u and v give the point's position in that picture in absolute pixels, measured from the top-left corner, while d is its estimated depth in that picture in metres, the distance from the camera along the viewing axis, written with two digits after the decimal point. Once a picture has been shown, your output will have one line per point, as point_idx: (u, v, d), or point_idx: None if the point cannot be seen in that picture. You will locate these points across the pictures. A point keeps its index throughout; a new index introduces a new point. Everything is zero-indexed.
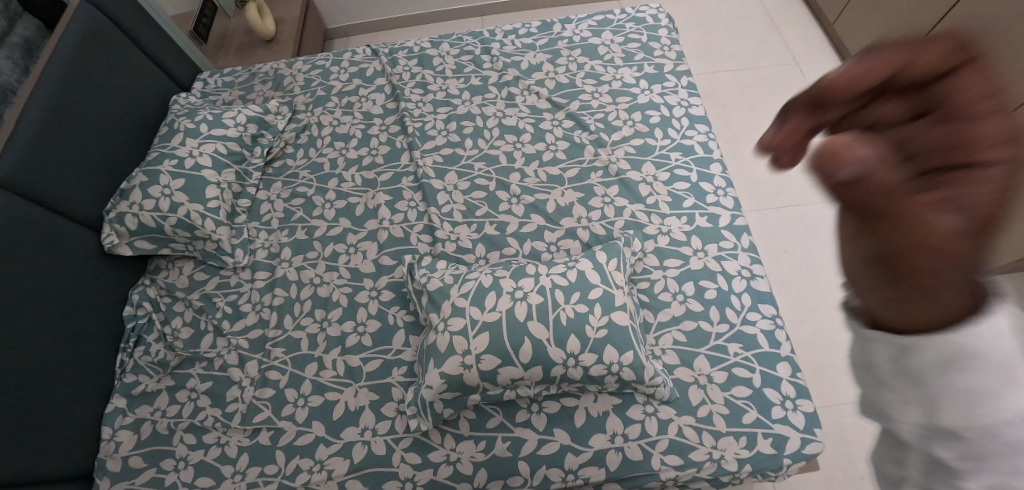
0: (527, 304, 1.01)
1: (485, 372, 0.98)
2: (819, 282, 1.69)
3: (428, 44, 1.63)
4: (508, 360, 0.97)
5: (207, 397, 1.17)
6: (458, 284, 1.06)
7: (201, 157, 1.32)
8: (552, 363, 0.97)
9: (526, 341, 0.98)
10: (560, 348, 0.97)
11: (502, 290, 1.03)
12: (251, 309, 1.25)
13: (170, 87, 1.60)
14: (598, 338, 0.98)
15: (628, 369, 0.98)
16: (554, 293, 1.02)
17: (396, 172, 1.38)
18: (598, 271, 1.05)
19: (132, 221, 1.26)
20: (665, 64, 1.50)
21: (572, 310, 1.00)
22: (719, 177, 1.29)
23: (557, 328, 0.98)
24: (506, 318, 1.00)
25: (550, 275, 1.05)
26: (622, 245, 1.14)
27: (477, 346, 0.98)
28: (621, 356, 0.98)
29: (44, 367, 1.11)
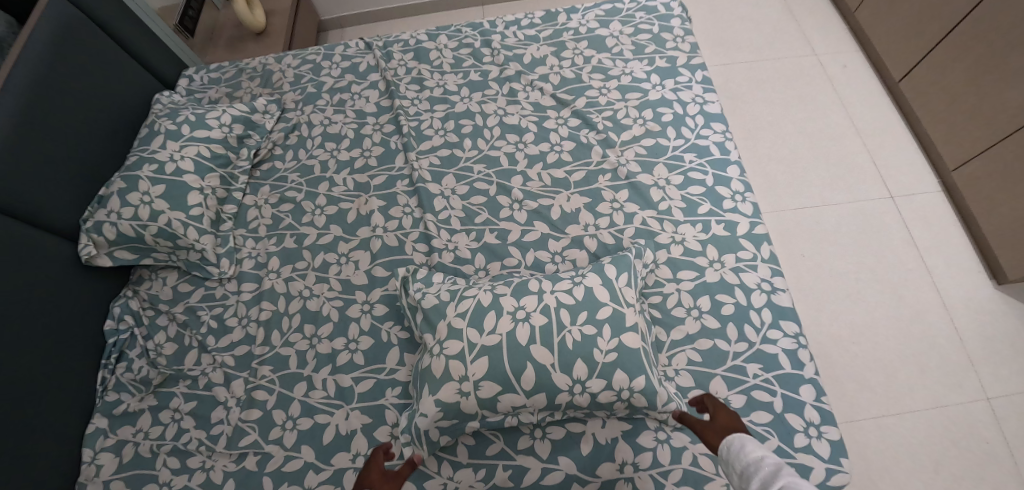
0: (530, 326, 0.93)
1: (485, 400, 0.91)
2: (838, 289, 1.61)
3: (424, 37, 1.53)
4: (509, 387, 0.90)
5: (192, 418, 1.11)
6: (455, 302, 0.98)
7: (183, 162, 1.24)
8: (557, 391, 0.90)
9: (529, 366, 0.90)
10: (566, 374, 0.90)
11: (503, 309, 0.95)
12: (237, 323, 1.18)
13: (154, 84, 1.52)
14: (607, 363, 0.91)
15: (639, 396, 0.91)
16: (559, 313, 0.94)
17: (390, 175, 1.29)
18: (606, 288, 0.97)
19: (109, 231, 1.18)
20: (678, 57, 1.39)
21: (578, 332, 0.92)
22: (737, 180, 1.20)
23: (563, 352, 0.91)
24: (506, 341, 0.92)
25: (555, 293, 0.97)
26: (633, 257, 1.05)
27: (476, 371, 0.91)
28: (632, 382, 0.90)
29: (20, 390, 1.04)
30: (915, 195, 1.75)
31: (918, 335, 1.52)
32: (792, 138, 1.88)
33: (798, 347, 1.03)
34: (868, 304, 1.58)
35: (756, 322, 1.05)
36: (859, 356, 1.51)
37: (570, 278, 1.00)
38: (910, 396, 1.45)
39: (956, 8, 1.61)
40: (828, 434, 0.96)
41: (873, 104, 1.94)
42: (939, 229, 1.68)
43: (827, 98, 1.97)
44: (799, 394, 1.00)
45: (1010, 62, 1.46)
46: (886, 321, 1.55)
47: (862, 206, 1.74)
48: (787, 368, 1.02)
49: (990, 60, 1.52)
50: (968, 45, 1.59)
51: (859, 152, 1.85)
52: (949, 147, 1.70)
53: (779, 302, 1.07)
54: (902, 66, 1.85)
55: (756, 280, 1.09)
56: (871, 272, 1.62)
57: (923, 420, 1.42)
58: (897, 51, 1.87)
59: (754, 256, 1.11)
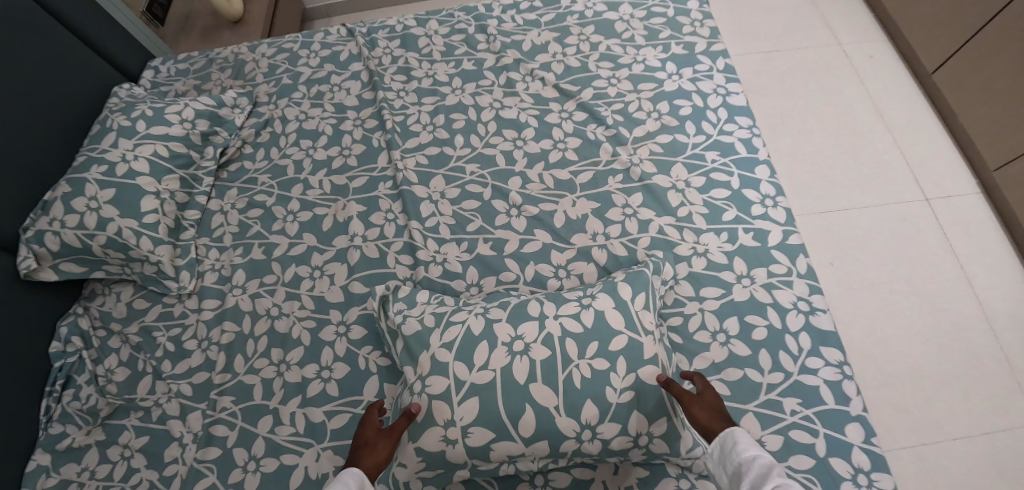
0: (530, 360, 0.79)
1: (476, 448, 0.76)
2: (872, 300, 1.45)
3: (413, 22, 1.38)
4: (504, 433, 0.76)
5: (143, 456, 0.97)
6: (441, 330, 0.83)
7: (137, 162, 1.09)
8: (562, 438, 0.76)
9: (528, 409, 0.76)
10: (572, 418, 0.76)
11: (498, 339, 0.81)
12: (197, 347, 1.03)
13: (114, 75, 1.38)
14: (622, 404, 0.76)
15: (659, 441, 0.78)
16: (565, 345, 0.80)
17: (372, 176, 1.15)
18: (620, 312, 0.82)
19: (52, 241, 1.04)
20: (696, 43, 1.24)
21: (588, 367, 0.78)
22: (766, 183, 1.05)
23: (569, 392, 0.77)
24: (501, 379, 0.78)
25: (559, 319, 0.82)
26: (650, 272, 0.90)
27: (466, 414, 0.77)
28: (650, 426, 0.77)
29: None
30: (951, 196, 1.60)
31: (960, 353, 1.37)
32: (817, 134, 1.73)
33: (843, 378, 0.88)
34: (905, 318, 1.42)
35: (793, 348, 0.91)
36: (896, 376, 1.35)
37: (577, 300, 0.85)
38: (953, 422, 1.29)
39: None
40: (881, 483, 0.81)
41: (904, 98, 1.79)
42: (979, 234, 1.54)
43: (854, 90, 1.81)
44: (845, 434, 0.85)
45: None
46: (926, 337, 1.40)
47: (895, 209, 1.59)
48: (830, 403, 0.87)
49: None
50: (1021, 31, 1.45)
51: (890, 149, 1.69)
52: (994, 143, 1.57)
53: (819, 325, 0.92)
54: (938, 56, 1.71)
55: (791, 298, 0.94)
56: (907, 282, 1.47)
57: (970, 450, 1.26)
58: (933, 40, 1.73)
59: (789, 271, 0.96)
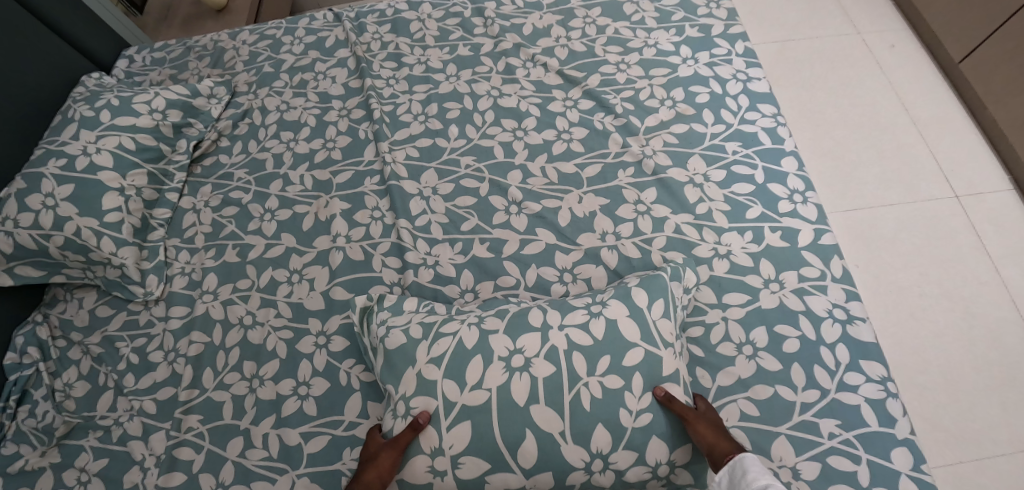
0: (531, 378, 0.69)
1: (470, 478, 0.68)
2: (901, 305, 1.34)
3: (404, 6, 1.29)
4: (501, 463, 0.67)
5: (100, 482, 0.87)
6: (429, 343, 0.74)
7: (99, 156, 0.99)
8: (569, 469, 0.67)
9: (528, 433, 0.67)
10: (579, 446, 0.67)
11: (495, 354, 0.71)
12: (163, 359, 0.93)
13: (84, 64, 1.28)
14: (637, 429, 0.67)
15: (681, 472, 0.70)
16: (572, 359, 0.70)
17: (357, 171, 1.04)
18: (635, 322, 0.72)
19: (3, 243, 0.94)
20: (712, 25, 1.14)
21: (597, 384, 0.68)
22: (794, 176, 0.95)
23: (575, 415, 0.67)
24: (497, 400, 0.68)
25: (564, 330, 0.72)
26: (669, 279, 0.80)
27: (456, 439, 0.68)
28: (672, 455, 0.68)
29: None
30: (982, 194, 1.49)
31: (999, 362, 1.26)
32: (837, 127, 1.61)
33: (887, 396, 0.78)
34: (937, 325, 1.31)
35: (830, 363, 0.80)
36: (929, 388, 1.24)
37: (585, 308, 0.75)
38: (994, 437, 1.18)
39: None
40: None
41: (927, 90, 1.68)
42: (1013, 234, 1.43)
43: (875, 81, 1.70)
44: (891, 460, 0.74)
45: None
46: (960, 346, 1.28)
47: (922, 207, 1.47)
48: (874, 425, 0.76)
49: None
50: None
51: (915, 143, 1.58)
52: None
53: (858, 336, 0.82)
54: (964, 45, 1.61)
55: (826, 305, 0.84)
56: (938, 285, 1.36)
57: (1016, 469, 1.15)
58: (957, 29, 1.62)
59: (822, 274, 0.86)
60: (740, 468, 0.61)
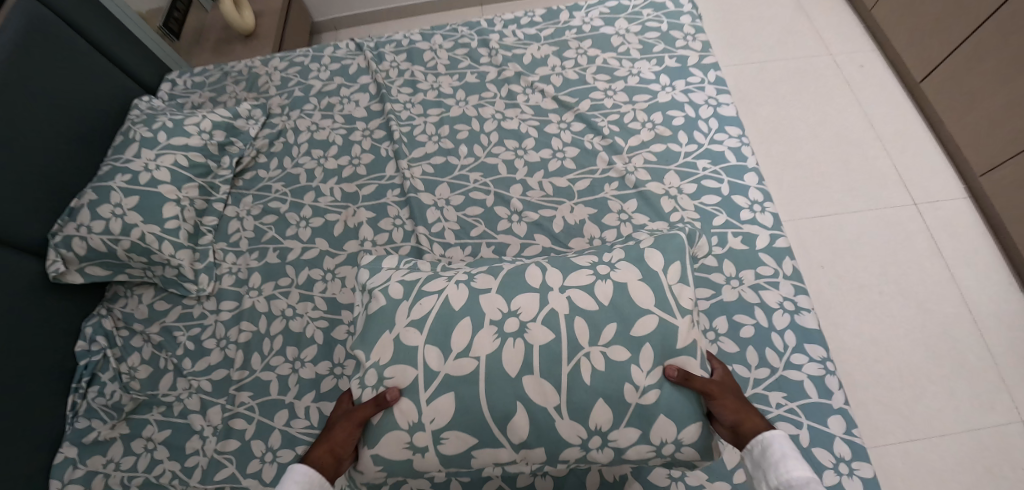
0: (526, 345, 0.79)
1: (463, 450, 0.78)
2: (862, 302, 1.49)
3: (418, 37, 1.45)
4: (494, 440, 0.78)
5: (165, 449, 1.04)
6: (412, 304, 0.85)
7: (159, 172, 1.15)
8: (566, 445, 0.77)
9: (519, 405, 0.77)
10: (576, 422, 0.77)
11: (486, 318, 0.82)
12: (216, 345, 1.10)
13: (132, 88, 1.44)
14: (642, 405, 0.77)
15: (686, 450, 0.78)
16: (574, 324, 0.80)
17: (380, 184, 1.21)
18: (651, 290, 0.82)
19: (79, 246, 1.10)
20: (689, 56, 1.30)
21: (600, 355, 0.78)
22: (755, 189, 1.11)
23: (573, 390, 0.77)
24: (486, 367, 0.79)
25: (567, 291, 0.83)
26: (684, 240, 0.90)
27: (441, 413, 0.78)
28: (679, 434, 0.77)
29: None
30: (939, 201, 1.64)
31: (945, 352, 1.41)
32: (809, 143, 1.77)
33: (826, 373, 0.94)
34: (893, 319, 1.46)
35: (779, 346, 0.96)
36: (884, 376, 1.39)
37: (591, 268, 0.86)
38: (937, 419, 1.33)
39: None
40: (861, 471, 0.87)
41: (893, 107, 1.82)
42: (964, 238, 1.58)
43: (844, 99, 1.86)
44: (828, 425, 0.90)
45: None
46: (913, 337, 1.44)
47: (884, 214, 1.63)
48: (814, 397, 0.92)
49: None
50: (1000, 39, 1.48)
51: (880, 156, 1.73)
52: (975, 150, 1.60)
53: (804, 323, 0.98)
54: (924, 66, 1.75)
55: (778, 298, 1.00)
56: (894, 283, 1.51)
57: (952, 446, 1.30)
58: (919, 50, 1.76)
59: (775, 272, 1.02)
60: (768, 447, 0.69)
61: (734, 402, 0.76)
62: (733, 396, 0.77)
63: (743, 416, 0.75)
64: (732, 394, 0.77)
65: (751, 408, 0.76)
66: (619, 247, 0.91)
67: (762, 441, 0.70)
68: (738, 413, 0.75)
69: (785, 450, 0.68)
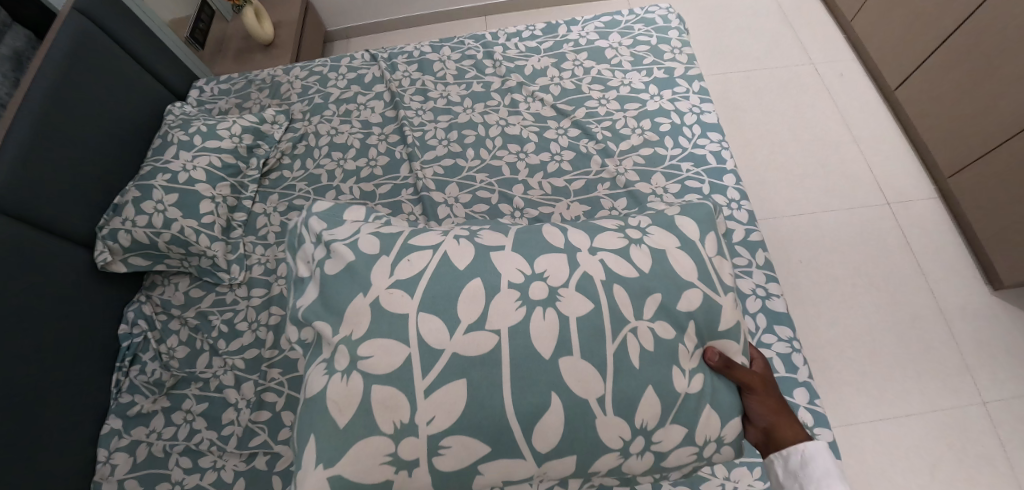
0: (560, 315, 0.77)
1: (466, 463, 0.73)
2: (838, 295, 1.56)
3: (428, 49, 1.58)
4: (512, 450, 0.73)
5: (203, 419, 1.16)
6: (396, 260, 0.83)
7: (196, 172, 1.28)
8: (604, 450, 0.75)
9: (554, 398, 0.73)
10: (621, 419, 0.74)
11: (504, 281, 0.80)
12: (248, 327, 1.23)
13: (166, 95, 1.56)
14: (691, 393, 0.77)
15: (726, 450, 0.80)
16: (613, 290, 0.79)
17: (395, 184, 1.33)
18: (693, 261, 0.83)
19: (125, 238, 1.22)
20: (676, 67, 1.43)
21: (647, 331, 0.78)
22: (733, 189, 1.23)
23: (620, 377, 0.75)
24: (508, 344, 0.75)
25: (600, 255, 0.83)
26: (713, 210, 0.94)
27: (443, 413, 0.73)
28: (722, 432, 0.79)
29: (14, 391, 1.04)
30: (911, 201, 1.68)
31: (918, 341, 1.47)
32: (788, 146, 1.83)
33: (792, 351, 1.06)
34: (866, 311, 1.53)
35: (751, 327, 1.09)
36: (860, 360, 1.46)
37: (621, 232, 0.87)
38: (911, 400, 1.40)
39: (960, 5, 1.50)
40: (822, 436, 0.98)
41: (867, 111, 1.86)
42: (933, 236, 1.62)
43: (821, 104, 1.90)
44: (794, 397, 1.02)
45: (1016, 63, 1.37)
46: (886, 327, 1.50)
47: (858, 213, 1.68)
48: (781, 371, 1.04)
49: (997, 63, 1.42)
50: (968, 42, 1.49)
51: (856, 159, 1.78)
52: (944, 152, 1.62)
53: (774, 308, 1.10)
54: (898, 72, 1.76)
55: (751, 286, 1.12)
56: (869, 279, 1.57)
57: (922, 425, 1.37)
58: (891, 55, 1.78)
59: (750, 263, 1.15)
60: (805, 458, 0.79)
61: (772, 401, 0.83)
62: (772, 396, 0.83)
63: (780, 417, 0.82)
64: (772, 393, 0.83)
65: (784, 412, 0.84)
66: (647, 216, 0.92)
67: (801, 449, 0.79)
68: (775, 412, 0.82)
69: (818, 461, 0.78)
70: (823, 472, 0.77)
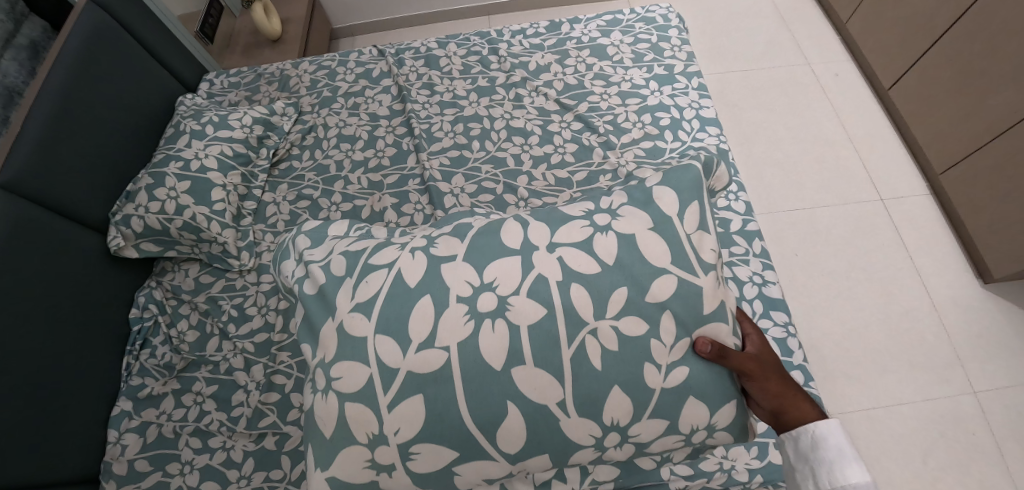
0: (510, 325, 0.75)
1: (441, 467, 0.75)
2: (832, 288, 1.60)
3: (434, 45, 1.63)
4: (480, 451, 0.75)
5: (213, 401, 1.18)
6: (357, 281, 0.82)
7: (207, 160, 1.31)
8: (578, 445, 0.76)
9: (510, 406, 0.73)
10: (588, 419, 0.74)
11: (452, 295, 0.77)
12: (258, 311, 1.27)
13: (177, 88, 1.59)
14: (667, 389, 0.75)
15: (721, 434, 0.79)
16: (571, 291, 0.76)
17: (402, 174, 1.37)
18: (667, 247, 0.79)
19: (137, 224, 1.25)
20: (675, 64, 1.47)
21: (610, 330, 0.75)
22: (730, 180, 1.28)
23: (579, 381, 0.74)
24: (457, 360, 0.74)
25: (558, 253, 0.79)
26: (699, 175, 0.87)
27: (407, 424, 0.74)
28: (713, 419, 0.77)
29: (29, 371, 1.06)
30: (904, 197, 1.72)
31: (910, 333, 1.51)
32: (785, 142, 1.87)
33: (787, 336, 1.09)
34: (860, 303, 1.57)
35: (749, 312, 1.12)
36: (853, 351, 1.50)
37: (589, 220, 0.83)
38: (903, 390, 1.44)
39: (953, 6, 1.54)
40: None
41: (862, 110, 1.91)
42: (926, 231, 1.66)
43: (817, 103, 1.95)
44: None
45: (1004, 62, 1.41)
46: (878, 319, 1.54)
47: (853, 209, 1.72)
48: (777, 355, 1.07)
49: (987, 63, 1.46)
50: (960, 44, 1.53)
51: (850, 156, 1.82)
52: (936, 150, 1.66)
53: (770, 294, 1.14)
54: (892, 72, 1.81)
55: (748, 273, 1.16)
56: (862, 271, 1.61)
57: (913, 414, 1.41)
58: (887, 57, 1.82)
59: (747, 252, 1.19)
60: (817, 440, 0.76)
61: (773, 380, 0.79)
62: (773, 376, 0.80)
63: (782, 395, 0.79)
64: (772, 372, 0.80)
65: (789, 395, 0.79)
66: (626, 191, 0.88)
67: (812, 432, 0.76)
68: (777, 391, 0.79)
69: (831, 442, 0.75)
70: (838, 454, 0.74)
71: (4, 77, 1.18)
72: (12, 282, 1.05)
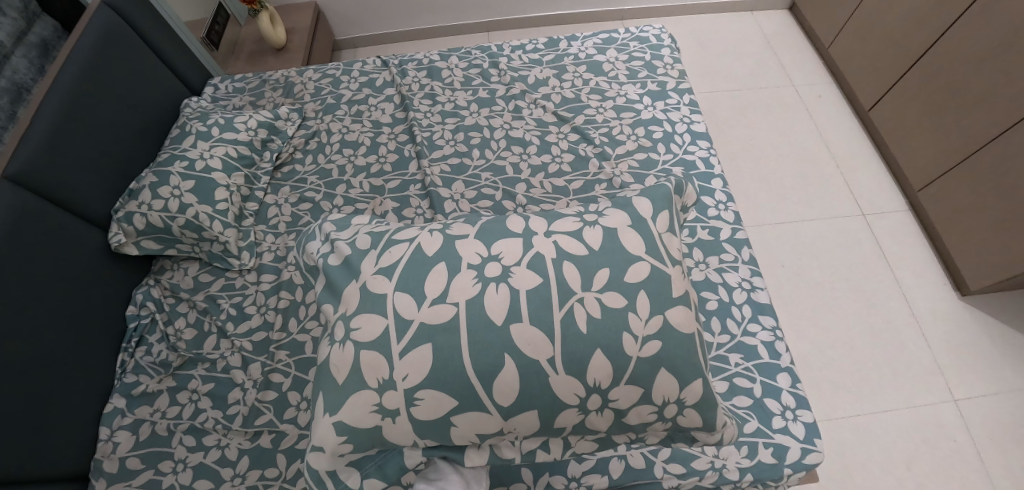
0: (510, 289, 0.80)
1: (439, 417, 0.77)
2: (815, 298, 1.65)
3: (437, 57, 1.69)
4: (478, 404, 0.77)
5: (209, 399, 1.18)
6: (379, 250, 0.88)
7: (212, 160, 1.34)
8: (563, 405, 0.78)
9: (506, 359, 0.77)
10: (574, 378, 0.77)
11: (462, 263, 0.83)
12: (256, 311, 1.28)
13: (182, 91, 1.61)
14: (643, 358, 0.78)
15: (690, 414, 0.81)
16: (562, 267, 0.82)
17: (404, 180, 1.41)
18: (642, 238, 0.86)
19: (140, 220, 1.26)
20: (668, 81, 1.54)
21: (595, 301, 0.79)
22: (720, 191, 1.34)
23: (567, 342, 0.77)
24: (463, 314, 0.79)
25: (553, 237, 0.86)
26: (672, 188, 0.97)
27: (415, 371, 0.77)
28: (682, 393, 0.80)
29: (22, 355, 1.05)
30: (885, 213, 1.80)
31: (891, 342, 1.56)
32: (772, 159, 1.95)
33: (775, 339, 1.13)
34: (845, 313, 1.62)
35: (738, 317, 1.16)
36: (837, 359, 1.54)
37: (578, 216, 0.90)
38: (885, 397, 1.48)
39: (926, 32, 1.64)
40: (803, 417, 1.04)
41: (844, 131, 2.00)
42: (906, 247, 1.73)
43: (804, 124, 2.03)
44: (777, 381, 1.08)
45: (975, 84, 1.50)
46: (861, 327, 1.59)
47: (836, 223, 1.79)
48: (765, 357, 1.11)
49: (958, 85, 1.55)
50: (935, 68, 1.62)
51: (833, 174, 1.90)
52: (913, 168, 1.75)
53: (758, 299, 1.18)
54: (872, 94, 1.90)
55: (737, 279, 1.21)
56: (844, 282, 1.67)
57: (894, 420, 1.45)
58: (866, 80, 1.92)
59: (736, 259, 1.24)
60: None
61: None
62: None
63: None
64: None
65: None
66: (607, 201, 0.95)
67: None
68: None
69: None
70: None
71: (13, 73, 1.20)
72: (9, 269, 1.05)
